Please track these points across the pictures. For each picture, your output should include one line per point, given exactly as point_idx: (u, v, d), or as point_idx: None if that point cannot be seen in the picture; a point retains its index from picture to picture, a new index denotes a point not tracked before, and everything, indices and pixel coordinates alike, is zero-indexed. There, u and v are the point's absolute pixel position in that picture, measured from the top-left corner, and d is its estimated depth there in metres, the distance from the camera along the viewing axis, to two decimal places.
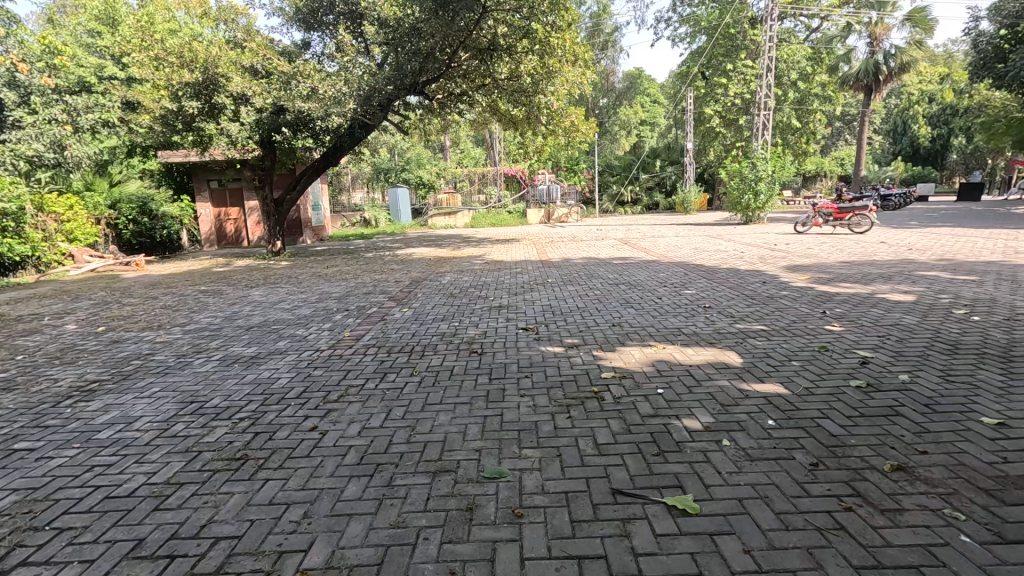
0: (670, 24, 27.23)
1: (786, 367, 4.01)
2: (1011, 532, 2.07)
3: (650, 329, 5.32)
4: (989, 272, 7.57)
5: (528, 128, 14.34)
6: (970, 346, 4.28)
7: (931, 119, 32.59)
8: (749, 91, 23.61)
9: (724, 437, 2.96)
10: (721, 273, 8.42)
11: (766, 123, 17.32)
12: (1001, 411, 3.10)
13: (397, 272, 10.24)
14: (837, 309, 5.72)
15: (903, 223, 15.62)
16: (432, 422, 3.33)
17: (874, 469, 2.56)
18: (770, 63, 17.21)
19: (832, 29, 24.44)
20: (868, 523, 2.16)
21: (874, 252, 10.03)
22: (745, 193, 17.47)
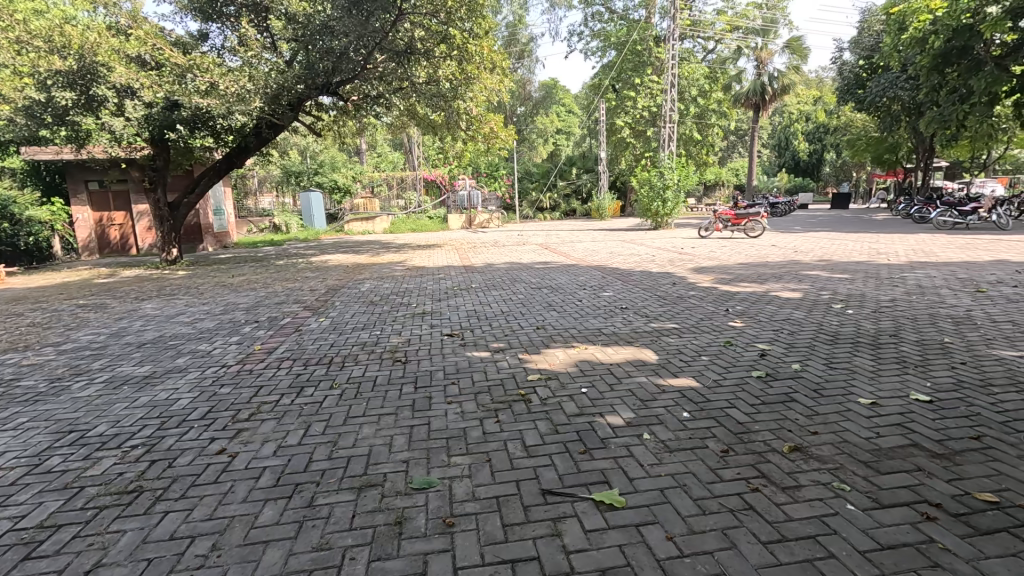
0: (582, 37, 28.45)
1: (697, 362, 4.29)
2: (885, 496, 2.36)
3: (572, 331, 5.47)
4: (859, 271, 8.65)
5: (447, 133, 14.34)
6: (848, 336, 4.86)
7: (808, 136, 36.71)
8: (655, 104, 25.25)
9: (644, 431, 3.11)
10: (635, 275, 8.89)
11: (671, 134, 18.54)
12: (874, 391, 3.55)
13: (312, 280, 9.75)
14: (738, 307, 6.24)
15: (787, 228, 17.50)
16: (356, 435, 3.19)
17: (774, 451, 2.81)
18: (673, 80, 18.43)
19: (724, 52, 26.82)
20: (773, 501, 2.36)
21: (767, 254, 11.08)
22: (654, 200, 18.61)
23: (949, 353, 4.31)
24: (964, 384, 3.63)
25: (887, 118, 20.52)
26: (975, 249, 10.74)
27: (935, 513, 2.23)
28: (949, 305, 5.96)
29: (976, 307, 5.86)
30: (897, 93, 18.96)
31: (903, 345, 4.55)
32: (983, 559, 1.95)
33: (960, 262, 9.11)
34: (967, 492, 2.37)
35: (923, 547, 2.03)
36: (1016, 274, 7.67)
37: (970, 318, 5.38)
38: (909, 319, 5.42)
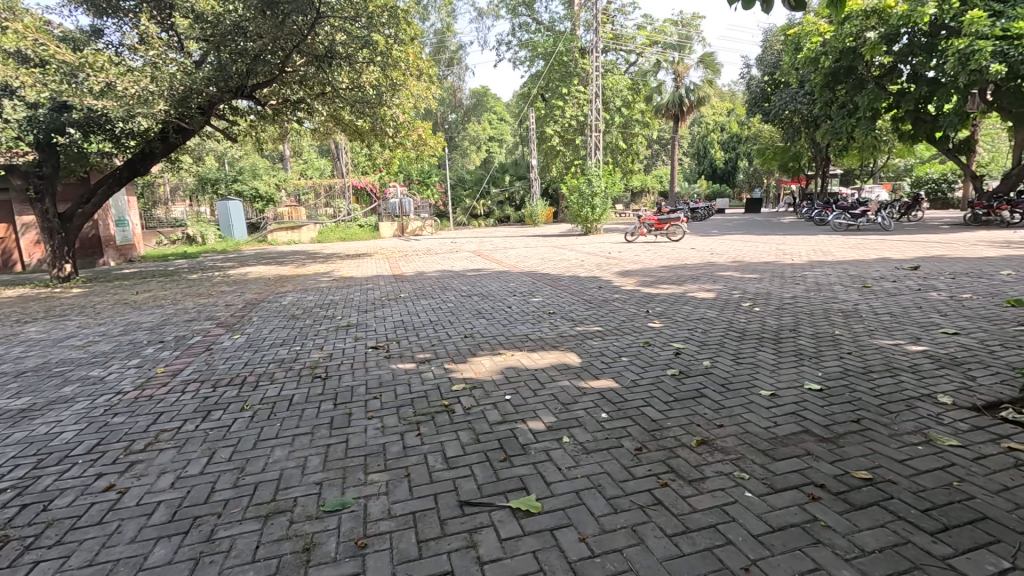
0: (510, 47, 28.85)
1: (617, 363, 4.45)
2: (778, 481, 2.55)
3: (499, 337, 5.50)
4: (766, 270, 9.37)
5: (374, 140, 13.96)
6: (753, 332, 5.24)
7: (724, 145, 39.35)
8: (582, 114, 26.06)
9: (564, 434, 3.17)
10: (564, 280, 9.11)
11: (597, 143, 19.15)
12: (774, 383, 3.84)
13: (229, 294, 9.17)
14: (657, 308, 6.55)
15: (706, 232, 18.63)
16: (267, 459, 3.01)
17: (684, 445, 2.96)
18: (598, 91, 19.07)
19: (645, 65, 28.16)
20: (679, 494, 2.47)
21: (687, 257, 11.73)
22: (584, 207, 19.16)
23: (837, 344, 4.75)
24: (848, 372, 4.01)
25: (790, 129, 22.37)
26: (864, 249, 11.92)
27: (820, 493, 2.43)
28: (840, 300, 6.56)
29: (861, 301, 6.50)
30: (796, 107, 20.75)
31: (800, 338, 4.97)
32: (858, 532, 2.15)
33: (851, 261, 10.09)
34: (847, 472, 2.61)
35: (808, 526, 2.20)
36: (896, 271, 8.58)
37: (857, 311, 5.96)
38: (806, 315, 5.91)
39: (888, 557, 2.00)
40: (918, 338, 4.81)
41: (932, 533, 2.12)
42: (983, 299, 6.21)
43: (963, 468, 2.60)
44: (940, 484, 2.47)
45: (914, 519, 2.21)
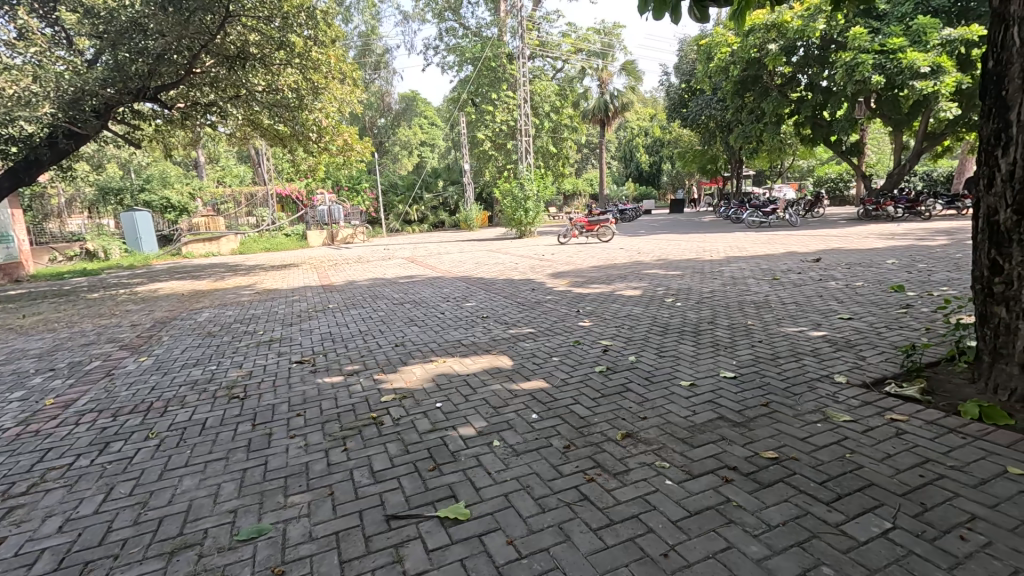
0: (437, 51, 28.64)
1: (547, 364, 4.51)
2: (695, 467, 2.68)
3: (431, 344, 5.42)
4: (689, 267, 9.89)
5: (297, 146, 13.32)
6: (675, 326, 5.51)
7: (648, 148, 41.22)
8: (512, 119, 26.32)
9: (494, 438, 3.17)
10: (498, 284, 9.13)
11: (527, 148, 19.36)
12: (693, 373, 4.06)
13: (136, 313, 8.43)
14: (588, 307, 6.73)
15: (634, 232, 19.38)
16: (173, 491, 2.78)
17: (609, 439, 3.05)
18: (526, 96, 19.28)
19: (571, 72, 28.93)
20: (604, 488, 2.54)
21: (616, 257, 12.15)
22: (517, 210, 19.34)
23: (750, 333, 5.09)
24: (759, 359, 4.31)
25: (706, 133, 23.78)
26: (775, 244, 12.88)
27: (732, 475, 2.58)
28: (752, 293, 7.05)
29: (772, 292, 7.01)
30: (711, 113, 22.09)
31: (717, 330, 5.28)
32: (764, 509, 2.30)
33: (763, 256, 10.88)
34: (756, 452, 2.79)
35: (721, 507, 2.33)
36: (801, 263, 9.34)
37: (767, 302, 6.42)
38: (723, 307, 6.29)
39: (790, 529, 2.16)
40: (819, 324, 5.26)
41: (828, 503, 2.31)
42: (872, 286, 6.89)
43: (854, 441, 2.86)
44: (834, 457, 2.70)
45: (813, 491, 2.40)
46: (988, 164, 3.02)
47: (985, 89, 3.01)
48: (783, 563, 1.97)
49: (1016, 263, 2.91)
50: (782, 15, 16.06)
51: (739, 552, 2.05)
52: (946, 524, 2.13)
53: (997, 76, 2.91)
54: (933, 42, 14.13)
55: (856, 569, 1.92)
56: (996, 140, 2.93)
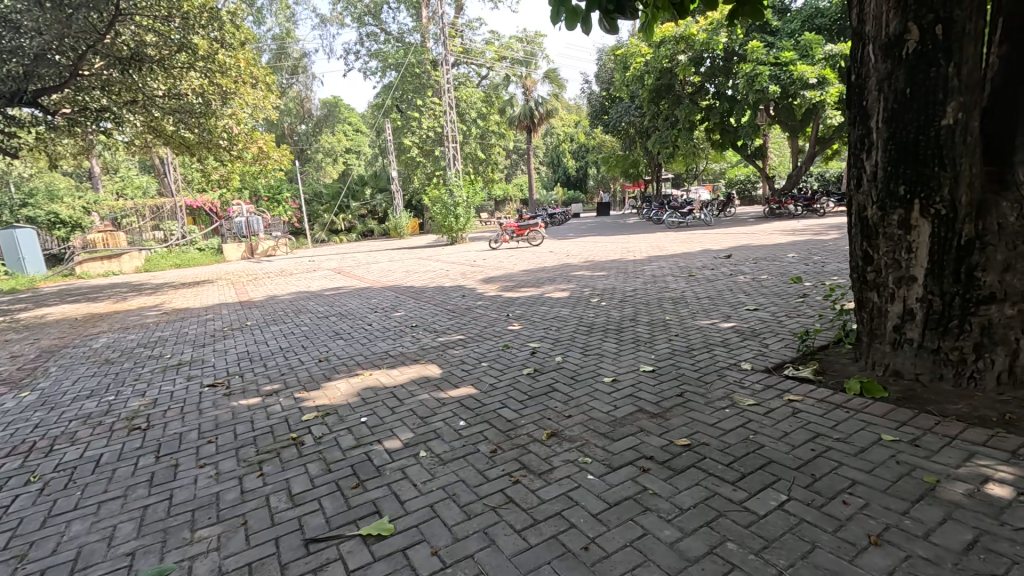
0: (359, 57, 27.93)
1: (476, 370, 4.51)
2: (615, 460, 2.78)
3: (357, 357, 5.25)
4: (614, 267, 10.28)
5: (206, 154, 12.44)
6: (600, 325, 5.70)
7: (574, 154, 42.47)
8: (439, 125, 26.16)
9: (421, 448, 3.13)
10: (428, 292, 9.02)
11: (454, 153, 19.23)
12: (616, 369, 4.23)
13: (18, 342, 7.50)
14: (517, 311, 6.80)
15: (563, 236, 19.84)
16: (58, 539, 2.50)
17: (535, 440, 3.10)
18: (451, 102, 19.18)
19: (496, 79, 29.22)
20: (529, 489, 2.58)
21: (545, 260, 12.40)
22: (447, 216, 19.16)
23: (668, 328, 5.36)
24: (675, 352, 4.55)
25: (627, 139, 24.85)
26: (692, 243, 13.68)
27: (649, 465, 2.71)
28: (671, 290, 7.44)
29: (688, 288, 7.44)
30: (630, 119, 23.10)
31: (638, 327, 5.52)
32: (678, 494, 2.43)
33: (681, 254, 11.54)
34: (672, 441, 2.94)
35: (638, 496, 2.44)
36: (714, 260, 9.99)
37: (683, 298, 6.80)
38: (644, 305, 6.59)
39: (700, 510, 2.29)
40: (729, 316, 5.65)
41: (733, 483, 2.48)
42: (775, 279, 7.51)
43: (757, 422, 3.09)
44: (740, 439, 2.91)
45: (721, 473, 2.57)
46: (856, 166, 3.39)
47: (850, 100, 3.37)
48: (693, 543, 2.09)
49: (883, 253, 3.28)
50: (688, 28, 17.22)
51: (654, 538, 2.15)
52: (832, 491, 2.36)
53: (858, 87, 3.27)
54: (817, 56, 15.73)
55: (756, 540, 2.08)
56: (862, 145, 3.28)
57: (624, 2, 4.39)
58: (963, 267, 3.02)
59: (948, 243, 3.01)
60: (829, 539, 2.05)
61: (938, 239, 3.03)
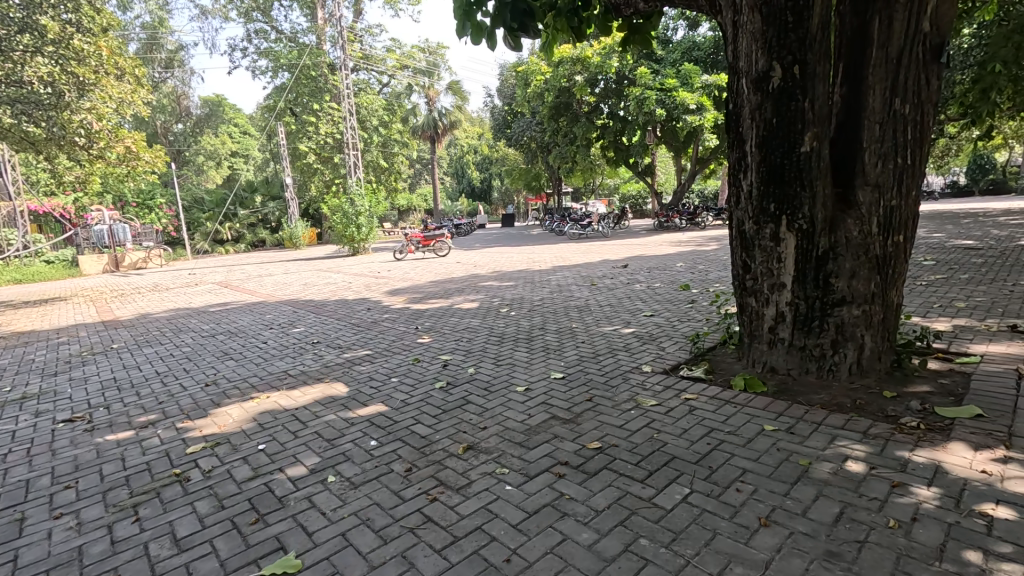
0: (245, 54, 25.90)
1: (386, 386, 4.34)
2: (532, 469, 2.82)
3: (252, 379, 4.82)
4: (521, 277, 10.52)
5: (57, 152, 10.75)
6: (511, 335, 5.78)
7: (478, 166, 42.92)
8: (338, 131, 25.00)
9: (329, 473, 2.93)
10: (330, 306, 8.54)
11: (355, 161, 18.52)
12: (528, 378, 4.30)
13: None
14: (426, 323, 6.67)
15: (469, 246, 19.89)
16: None
17: (451, 455, 3.04)
18: (350, 108, 18.45)
19: (398, 88, 28.68)
20: (448, 506, 2.52)
21: (452, 271, 12.35)
22: (348, 226, 18.26)
23: (575, 336, 5.57)
24: (583, 358, 4.75)
25: (529, 153, 25.59)
26: (592, 253, 14.41)
27: (564, 470, 2.78)
28: (576, 298, 7.77)
29: (590, 297, 7.80)
30: (531, 134, 23.70)
31: (546, 335, 5.67)
32: (592, 497, 2.51)
33: (582, 264, 12.10)
34: (583, 445, 3.05)
35: (556, 502, 2.49)
36: (613, 270, 10.60)
37: (588, 306, 7.11)
38: (551, 313, 6.80)
39: (613, 511, 2.39)
40: (628, 322, 6.02)
41: (643, 480, 2.63)
42: (666, 286, 8.16)
43: (660, 421, 3.31)
44: (645, 439, 3.08)
45: (630, 472, 2.71)
46: (734, 185, 3.78)
47: (728, 126, 3.76)
48: (609, 543, 2.17)
49: (758, 262, 3.68)
50: (583, 51, 18.29)
51: (573, 542, 2.19)
52: (727, 480, 2.58)
53: (735, 115, 3.67)
54: (696, 85, 17.45)
55: (665, 534, 2.21)
56: (739, 166, 3.67)
57: (527, 22, 4.56)
58: (821, 274, 3.48)
59: (808, 253, 3.46)
60: (727, 525, 2.24)
61: (801, 250, 3.47)
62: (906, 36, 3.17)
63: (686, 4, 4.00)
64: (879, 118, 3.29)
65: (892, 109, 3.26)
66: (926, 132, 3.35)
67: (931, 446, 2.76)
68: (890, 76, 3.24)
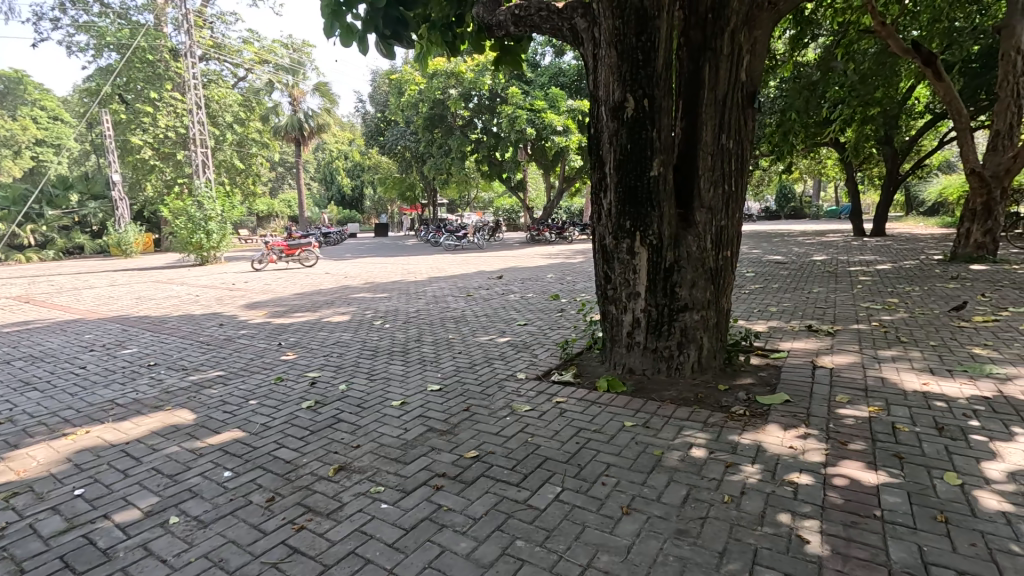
0: (57, 26, 21.79)
1: (244, 409, 3.91)
2: (409, 484, 2.75)
3: (65, 412, 4.01)
4: (395, 289, 10.25)
5: None
6: (385, 348, 5.59)
7: (349, 172, 41.10)
8: (182, 125, 22.15)
9: (171, 514, 2.55)
10: (171, 322, 7.47)
11: (204, 160, 16.58)
12: (405, 391, 4.20)
13: None
14: (290, 339, 6.17)
15: (339, 256, 18.87)
16: None
17: (320, 478, 2.84)
18: (198, 101, 16.52)
19: (257, 83, 26.42)
20: (317, 533, 2.35)
21: (321, 282, 11.60)
22: (195, 232, 16.17)
23: (452, 347, 5.57)
24: (460, 368, 4.77)
25: (403, 163, 25.14)
26: (468, 264, 14.59)
27: (442, 482, 2.76)
28: (452, 309, 7.79)
29: (467, 308, 7.88)
30: (406, 143, 23.36)
31: (423, 347, 5.59)
32: (471, 505, 2.53)
33: (458, 275, 12.18)
34: (461, 455, 3.06)
35: (434, 516, 2.45)
36: (488, 280, 10.84)
37: (464, 317, 7.15)
38: (427, 325, 6.73)
39: (491, 517, 2.43)
40: (503, 331, 6.19)
41: (518, 484, 2.71)
42: (539, 297, 8.54)
43: (533, 425, 3.46)
44: (520, 444, 3.19)
45: (507, 477, 2.78)
46: (595, 203, 4.11)
47: (591, 148, 4.09)
48: (488, 549, 2.20)
49: (618, 274, 4.05)
50: (458, 66, 18.70)
51: (451, 553, 2.19)
52: (593, 476, 2.78)
53: (596, 140, 4.01)
54: (562, 108, 18.82)
55: (540, 533, 2.30)
56: (600, 185, 4.01)
57: (400, 30, 4.58)
58: (669, 285, 3.93)
59: (658, 265, 3.90)
60: (594, 518, 2.40)
61: (652, 263, 3.90)
62: (728, 82, 3.77)
63: (552, 33, 4.27)
64: (711, 150, 3.84)
65: (720, 142, 3.84)
66: (746, 164, 3.99)
67: (754, 429, 3.27)
68: (718, 115, 3.80)
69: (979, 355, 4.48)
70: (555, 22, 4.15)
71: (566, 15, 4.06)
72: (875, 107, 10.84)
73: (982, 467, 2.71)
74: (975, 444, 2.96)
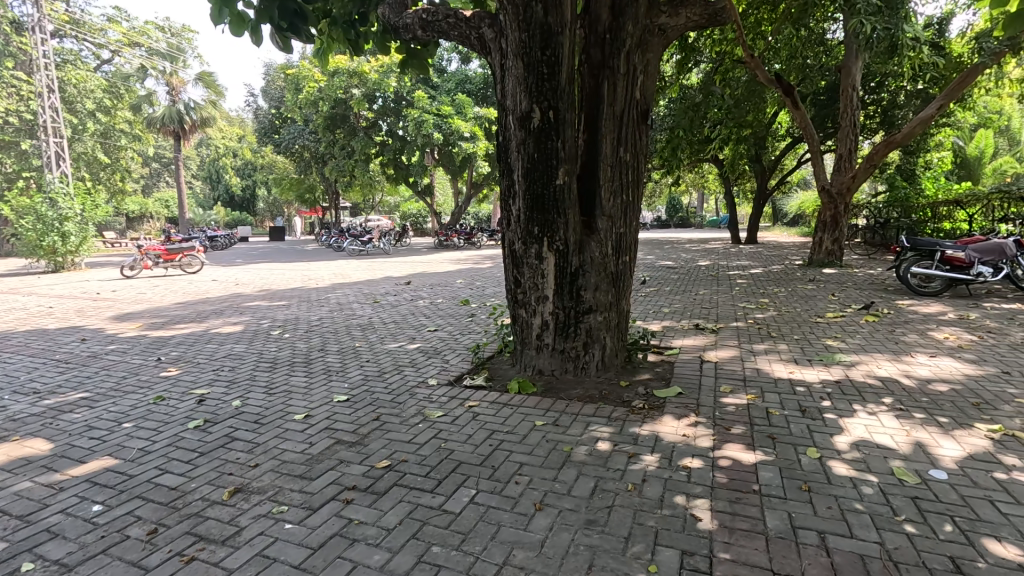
0: None
1: (116, 434, 3.46)
2: (315, 500, 2.61)
3: None
4: (294, 296, 9.63)
5: None
6: (285, 360, 5.22)
7: (238, 171, 37.98)
8: (28, 110, 18.98)
9: (24, 560, 2.19)
10: (15, 339, 6.35)
11: (57, 152, 14.36)
12: (308, 404, 3.96)
13: None
14: (173, 353, 5.55)
15: (228, 262, 17.29)
16: None
17: (213, 503, 2.60)
18: (50, 84, 14.34)
19: (126, 68, 23.51)
20: (210, 563, 2.15)
21: (207, 290, 10.55)
22: (46, 234, 13.91)
23: (358, 355, 5.36)
24: (368, 377, 4.61)
25: (301, 162, 23.77)
26: (374, 270, 14.10)
27: (352, 495, 2.65)
28: (358, 316, 7.49)
29: (373, 315, 7.60)
30: (304, 143, 22.06)
31: (326, 357, 5.31)
32: (383, 516, 2.46)
33: (363, 281, 11.73)
34: (371, 466, 2.96)
35: (344, 531, 2.35)
36: (396, 286, 10.58)
37: (371, 324, 6.90)
38: (331, 334, 6.40)
39: (405, 526, 2.38)
40: (413, 338, 6.07)
41: (432, 490, 2.68)
42: (448, 302, 8.48)
43: (447, 431, 3.44)
44: (434, 450, 3.16)
45: (420, 484, 2.74)
46: (505, 209, 4.20)
47: (500, 155, 4.16)
48: (403, 559, 2.16)
49: (527, 278, 4.17)
50: (360, 66, 18.10)
51: (364, 567, 2.12)
52: (507, 476, 2.84)
53: (505, 147, 4.09)
54: (469, 115, 18.95)
55: (455, 537, 2.30)
56: (509, 192, 4.10)
57: (298, 24, 4.30)
58: (574, 288, 4.12)
59: (564, 269, 4.07)
60: (509, 516, 2.45)
61: (559, 267, 4.07)
62: (624, 100, 4.04)
63: (460, 40, 4.28)
64: (611, 161, 4.09)
65: (618, 155, 4.10)
66: (641, 176, 4.29)
67: (652, 420, 3.52)
68: (616, 130, 4.06)
69: (830, 345, 5.23)
70: (462, 30, 4.17)
71: (473, 24, 4.12)
72: (746, 129, 12.27)
73: (834, 440, 3.17)
74: (829, 421, 3.44)
